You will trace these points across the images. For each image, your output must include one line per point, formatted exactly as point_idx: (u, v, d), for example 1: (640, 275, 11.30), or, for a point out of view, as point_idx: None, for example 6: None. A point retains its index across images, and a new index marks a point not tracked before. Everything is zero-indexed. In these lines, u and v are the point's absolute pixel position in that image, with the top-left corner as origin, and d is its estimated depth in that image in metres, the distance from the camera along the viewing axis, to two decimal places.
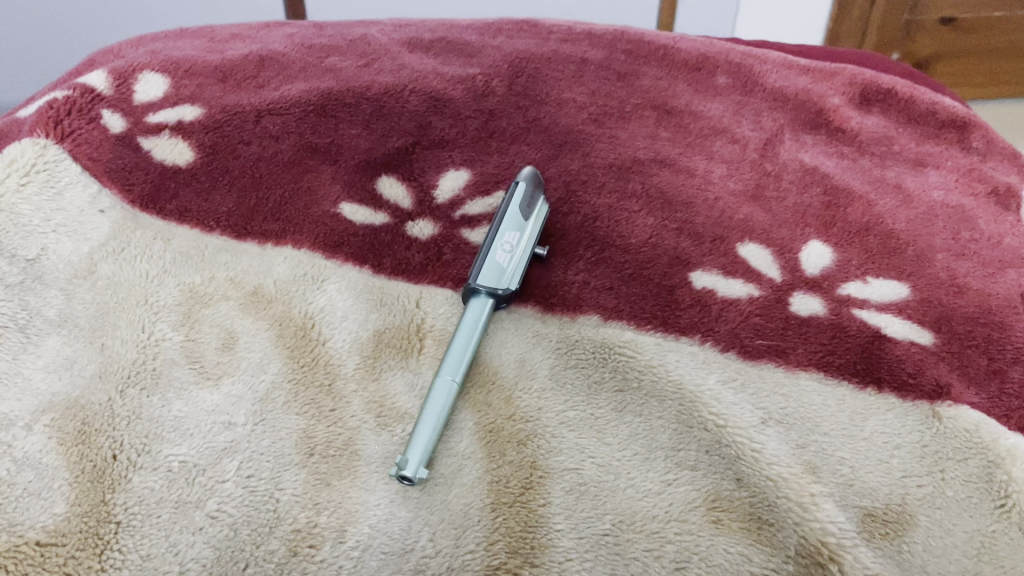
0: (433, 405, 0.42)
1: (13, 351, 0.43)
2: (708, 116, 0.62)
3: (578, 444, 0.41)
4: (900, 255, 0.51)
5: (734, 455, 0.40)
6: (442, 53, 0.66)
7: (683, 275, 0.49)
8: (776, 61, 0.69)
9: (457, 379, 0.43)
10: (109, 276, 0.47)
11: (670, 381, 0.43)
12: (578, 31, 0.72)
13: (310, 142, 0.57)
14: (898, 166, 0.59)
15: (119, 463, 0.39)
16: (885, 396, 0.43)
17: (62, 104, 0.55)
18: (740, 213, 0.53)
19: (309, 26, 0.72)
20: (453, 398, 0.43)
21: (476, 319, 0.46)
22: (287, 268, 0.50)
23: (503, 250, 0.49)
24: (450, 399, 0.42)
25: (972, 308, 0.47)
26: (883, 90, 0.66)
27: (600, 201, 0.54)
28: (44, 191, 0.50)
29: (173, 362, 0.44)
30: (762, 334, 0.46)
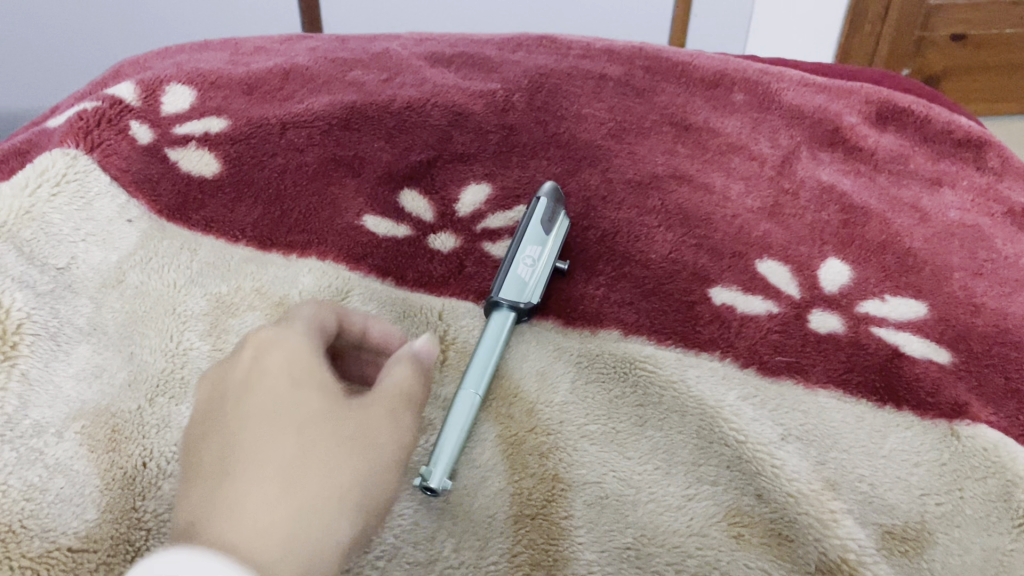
0: (455, 418, 0.42)
1: (44, 358, 0.43)
2: (726, 132, 0.62)
3: (599, 457, 0.42)
4: (918, 273, 0.51)
5: (756, 471, 0.41)
6: (463, 68, 0.67)
7: (702, 291, 0.50)
8: (793, 79, 0.69)
9: (480, 392, 0.43)
10: (137, 285, 0.48)
11: (691, 397, 0.44)
12: (596, 47, 0.72)
13: (334, 154, 0.57)
14: (914, 185, 0.59)
15: (149, 470, 0.40)
16: (904, 414, 0.44)
17: (92, 114, 0.56)
18: (759, 230, 0.54)
19: (330, 40, 0.73)
20: (475, 410, 0.43)
21: (498, 333, 0.47)
22: (312, 280, 0.50)
23: (525, 264, 0.49)
24: (473, 411, 0.43)
25: (989, 327, 0.48)
26: (899, 108, 0.67)
27: (620, 216, 0.55)
28: (74, 201, 0.50)
29: (200, 371, 0.45)
30: (781, 351, 0.46)
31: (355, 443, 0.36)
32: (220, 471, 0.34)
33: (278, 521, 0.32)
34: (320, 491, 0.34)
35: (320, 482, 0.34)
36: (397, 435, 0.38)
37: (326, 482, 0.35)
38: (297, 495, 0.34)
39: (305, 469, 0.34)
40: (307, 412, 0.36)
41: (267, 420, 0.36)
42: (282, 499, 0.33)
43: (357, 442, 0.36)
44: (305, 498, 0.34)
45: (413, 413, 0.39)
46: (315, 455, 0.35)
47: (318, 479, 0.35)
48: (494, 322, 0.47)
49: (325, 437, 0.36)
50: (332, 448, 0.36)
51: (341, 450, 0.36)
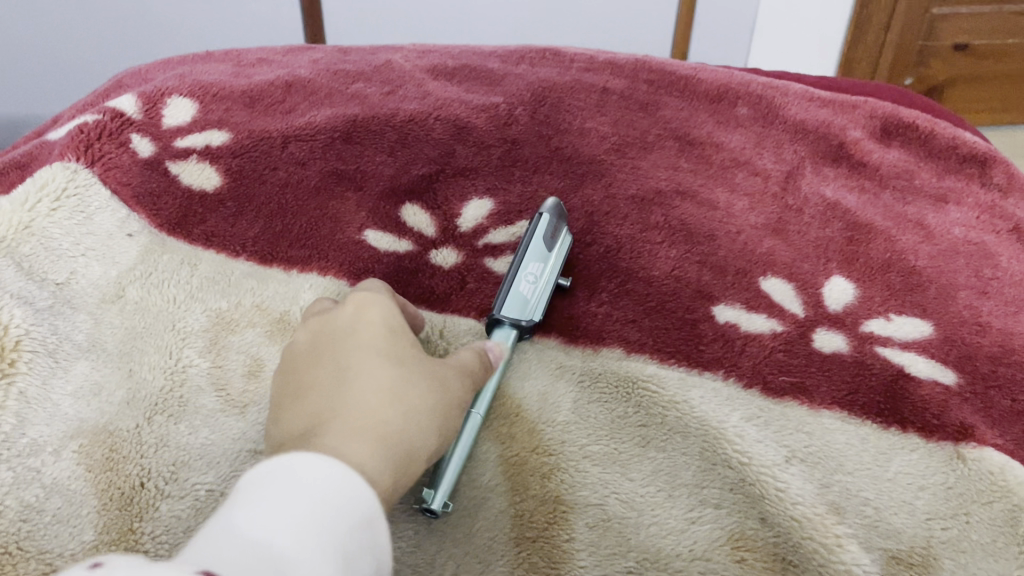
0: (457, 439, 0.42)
1: (42, 375, 0.43)
2: (729, 147, 0.62)
3: (601, 479, 0.42)
4: (923, 292, 0.51)
5: (759, 494, 0.40)
6: (466, 81, 0.67)
7: (706, 309, 0.50)
8: (797, 93, 0.69)
9: (481, 412, 0.43)
10: (137, 301, 0.48)
11: (694, 417, 0.43)
12: (599, 60, 0.72)
13: (336, 168, 0.57)
14: (919, 201, 0.59)
15: (147, 491, 0.40)
16: (909, 436, 0.43)
17: (93, 126, 0.55)
18: (763, 246, 0.53)
19: (333, 51, 0.72)
20: (476, 429, 0.42)
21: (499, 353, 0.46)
22: (313, 296, 0.50)
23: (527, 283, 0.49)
24: (474, 430, 0.42)
25: (995, 347, 0.48)
26: (903, 123, 0.67)
27: (622, 231, 0.54)
28: (74, 216, 0.50)
29: (200, 390, 0.45)
30: (786, 371, 0.46)
31: (447, 375, 0.40)
32: (325, 389, 0.38)
33: (385, 421, 0.36)
34: (419, 404, 0.38)
35: (419, 396, 0.38)
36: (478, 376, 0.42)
37: (429, 398, 0.38)
38: (400, 400, 0.37)
39: (407, 384, 0.38)
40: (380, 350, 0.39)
41: (352, 355, 0.39)
42: (386, 404, 0.37)
43: (448, 379, 0.40)
44: (409, 407, 0.37)
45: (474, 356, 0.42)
46: (415, 378, 0.39)
47: (419, 397, 0.38)
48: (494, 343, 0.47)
49: (425, 365, 0.40)
50: (428, 376, 0.39)
51: (439, 376, 0.40)
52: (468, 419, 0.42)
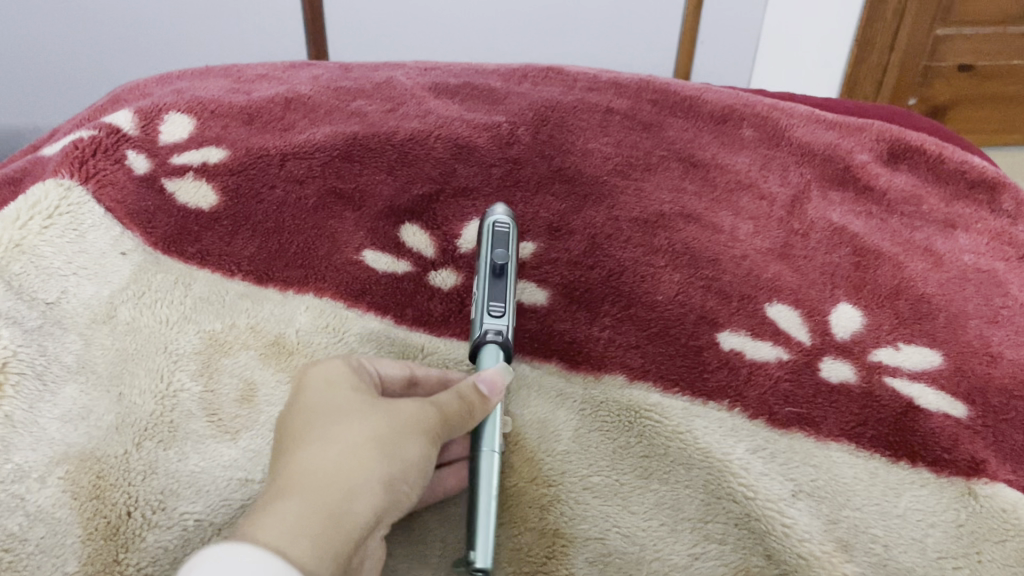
0: (482, 486, 0.40)
1: (29, 398, 0.42)
2: (734, 169, 0.61)
3: (602, 512, 0.41)
4: (933, 321, 0.50)
5: (765, 530, 0.40)
6: (468, 100, 0.66)
7: (711, 335, 0.48)
8: (803, 115, 0.68)
9: (496, 447, 0.41)
10: (128, 321, 0.47)
11: (698, 449, 0.42)
12: (603, 80, 0.71)
13: (335, 187, 0.56)
14: (928, 227, 0.58)
15: (134, 520, 0.39)
16: (919, 470, 0.42)
17: (88, 143, 0.54)
18: (769, 272, 0.52)
19: (334, 68, 0.72)
20: (496, 465, 0.41)
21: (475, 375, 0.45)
22: (309, 318, 0.49)
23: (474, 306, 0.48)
24: (494, 467, 0.41)
25: (1006, 379, 0.47)
26: (911, 147, 0.66)
27: (625, 254, 0.53)
28: (67, 234, 0.49)
29: (190, 415, 0.43)
30: (792, 401, 0.45)
31: (400, 415, 0.40)
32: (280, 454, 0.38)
33: (315, 471, 0.36)
34: (357, 449, 0.37)
35: (359, 440, 0.38)
36: (449, 409, 0.41)
37: (371, 440, 0.38)
38: (334, 450, 0.37)
39: (344, 432, 0.38)
40: (324, 406, 0.39)
41: (298, 415, 0.39)
42: (320, 460, 0.36)
43: (403, 416, 0.39)
44: (344, 453, 0.37)
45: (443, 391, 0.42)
46: (356, 426, 0.38)
47: (359, 441, 0.38)
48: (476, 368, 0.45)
49: (372, 410, 0.39)
50: (374, 419, 0.39)
51: (388, 417, 0.39)
52: (488, 458, 0.40)
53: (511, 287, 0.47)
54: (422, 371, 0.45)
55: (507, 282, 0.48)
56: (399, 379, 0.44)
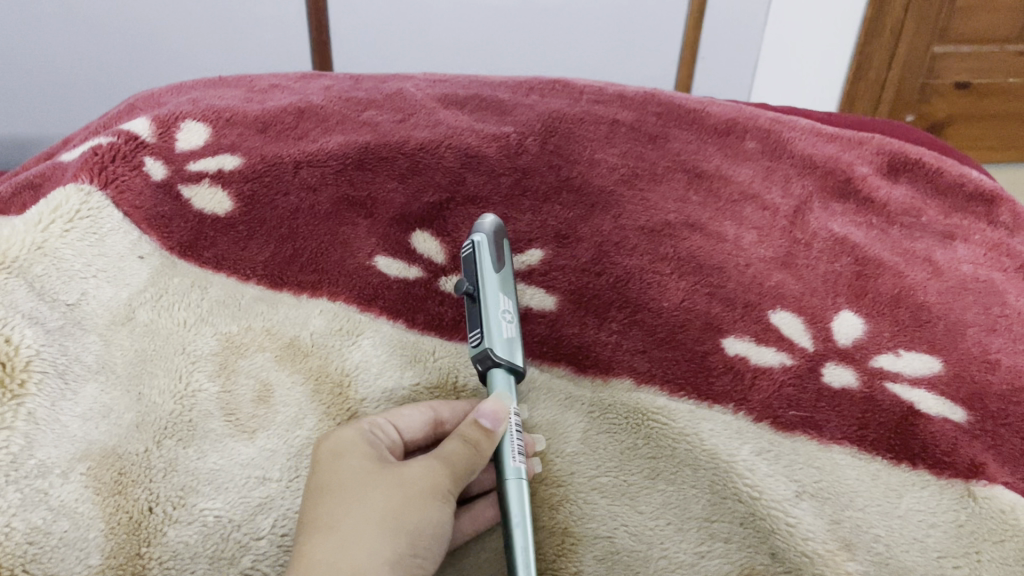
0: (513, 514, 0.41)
1: (51, 397, 0.42)
2: (738, 180, 0.63)
3: (610, 511, 0.43)
4: (932, 328, 0.51)
5: (769, 529, 0.41)
6: (477, 111, 0.67)
7: (716, 341, 0.49)
8: (805, 129, 0.70)
9: (521, 474, 0.42)
10: (147, 323, 0.48)
11: (704, 450, 0.44)
12: (609, 93, 0.73)
13: (347, 194, 0.57)
14: (927, 238, 0.60)
15: (155, 516, 0.41)
16: (920, 473, 0.44)
17: (107, 149, 0.55)
18: (772, 280, 0.53)
19: (345, 79, 0.73)
20: (524, 491, 0.41)
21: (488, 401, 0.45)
22: (323, 321, 0.50)
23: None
24: (523, 495, 0.41)
25: (1005, 386, 0.48)
26: (910, 161, 0.67)
27: (631, 261, 0.54)
28: (87, 237, 0.50)
29: (208, 414, 0.45)
30: (795, 405, 0.46)
31: (405, 482, 0.41)
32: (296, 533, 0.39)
33: (329, 558, 0.37)
34: (366, 529, 0.38)
35: (365, 520, 0.39)
36: (456, 459, 0.42)
37: (378, 517, 0.39)
38: (344, 533, 0.38)
39: (351, 513, 0.39)
40: (335, 480, 0.40)
41: (312, 490, 0.40)
42: (330, 545, 0.37)
43: (407, 485, 0.40)
44: (354, 535, 0.38)
45: (455, 443, 0.42)
46: (362, 504, 0.39)
47: (367, 520, 0.39)
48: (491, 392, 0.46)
49: (376, 484, 0.40)
50: (376, 493, 0.40)
51: (391, 487, 0.40)
52: (515, 485, 0.41)
53: (487, 306, 0.47)
54: (443, 411, 0.46)
55: (483, 302, 0.47)
56: (419, 425, 0.45)
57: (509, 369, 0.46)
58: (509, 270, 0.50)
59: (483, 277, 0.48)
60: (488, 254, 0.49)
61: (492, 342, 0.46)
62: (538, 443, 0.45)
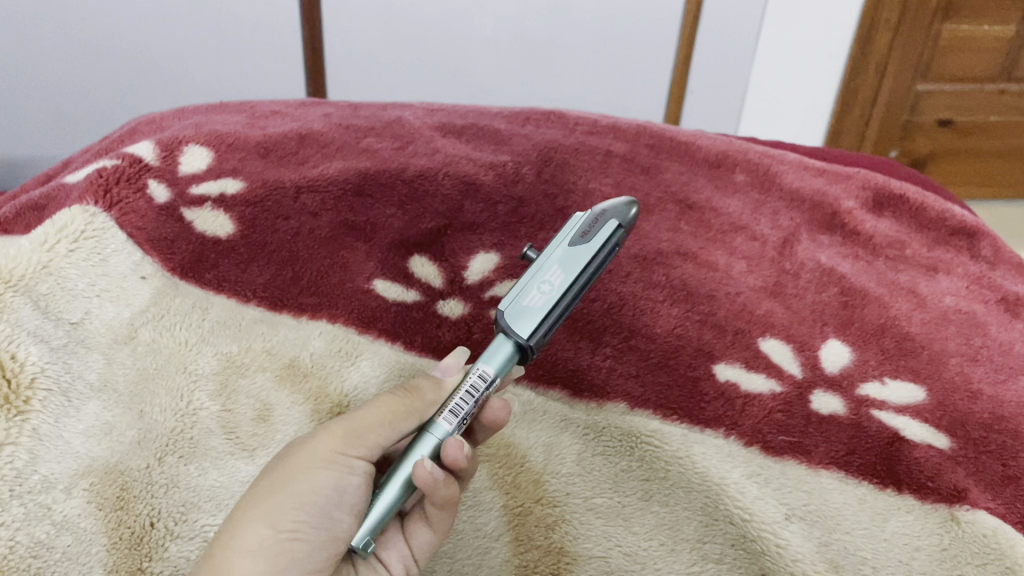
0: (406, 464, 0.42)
1: (55, 413, 0.43)
2: (728, 212, 0.64)
3: (605, 531, 0.46)
4: (916, 357, 0.52)
5: (760, 550, 0.44)
6: (474, 140, 0.68)
7: (707, 366, 0.50)
8: (792, 163, 0.72)
9: (440, 435, 0.42)
10: (150, 342, 0.48)
11: (697, 473, 0.46)
12: (603, 125, 0.74)
13: (347, 219, 0.57)
14: (911, 270, 0.61)
15: (157, 531, 0.43)
16: (905, 497, 0.45)
17: (112, 172, 0.55)
18: (762, 308, 0.54)
19: (345, 107, 0.74)
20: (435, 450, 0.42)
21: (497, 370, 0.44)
22: (323, 342, 0.51)
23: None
24: (426, 451, 0.42)
25: (986, 414, 0.49)
26: (894, 195, 0.69)
27: (625, 288, 0.54)
28: (91, 258, 0.49)
29: (210, 432, 0.47)
30: (785, 431, 0.47)
31: (310, 449, 0.43)
32: None
33: (220, 542, 0.40)
34: (259, 502, 0.42)
35: (259, 494, 0.42)
36: (360, 423, 0.43)
37: (275, 492, 0.42)
38: (242, 511, 0.41)
39: (252, 492, 0.42)
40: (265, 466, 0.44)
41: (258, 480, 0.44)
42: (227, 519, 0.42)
43: (308, 454, 0.43)
44: (247, 514, 0.41)
45: (371, 409, 0.44)
46: (265, 479, 0.42)
47: (264, 498, 0.42)
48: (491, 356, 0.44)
49: (289, 459, 0.43)
50: (281, 468, 0.43)
51: (295, 456, 0.43)
52: (422, 442, 0.42)
53: (531, 270, 0.45)
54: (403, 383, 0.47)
55: (533, 269, 0.46)
56: None
57: (514, 341, 0.43)
58: (600, 251, 0.46)
59: (555, 247, 0.46)
60: (576, 230, 0.47)
61: (508, 305, 0.44)
62: (501, 412, 0.45)
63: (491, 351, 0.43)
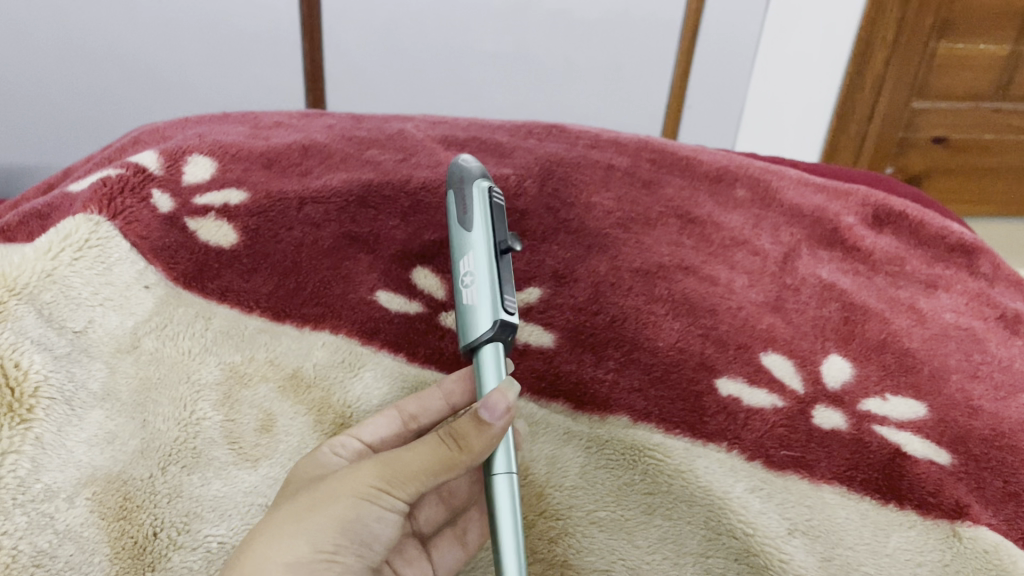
0: (503, 511, 0.42)
1: (58, 422, 0.43)
2: (729, 227, 0.64)
3: (608, 544, 0.46)
4: (917, 373, 0.53)
5: (764, 564, 0.44)
6: (476, 152, 0.69)
7: (709, 381, 0.50)
8: (792, 179, 0.72)
9: (511, 468, 0.43)
10: (153, 351, 0.48)
11: (700, 488, 0.46)
12: (604, 139, 0.75)
13: (350, 231, 0.57)
14: (911, 286, 0.62)
15: (160, 541, 0.43)
16: (907, 513, 0.45)
17: (116, 180, 0.55)
18: (763, 323, 0.55)
19: (347, 118, 0.75)
20: (514, 486, 0.43)
21: (478, 373, 0.45)
22: (326, 353, 0.51)
23: (474, 283, 0.47)
24: (513, 489, 0.43)
25: (986, 430, 0.50)
26: (894, 211, 0.70)
27: (627, 302, 0.54)
28: (95, 266, 0.49)
29: (213, 442, 0.46)
30: (787, 445, 0.48)
31: (353, 476, 0.43)
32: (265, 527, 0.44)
33: (254, 555, 0.40)
34: (297, 519, 0.41)
35: (298, 512, 0.42)
36: (409, 465, 0.42)
37: (315, 513, 0.42)
38: (280, 527, 0.41)
39: (292, 507, 0.42)
40: (298, 484, 0.44)
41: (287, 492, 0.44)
42: (263, 529, 0.41)
43: (350, 482, 0.43)
44: (286, 530, 0.41)
45: (424, 452, 0.42)
46: (306, 497, 0.42)
47: (303, 516, 0.42)
48: (483, 363, 0.45)
49: (329, 483, 0.43)
50: (320, 490, 0.43)
51: (337, 480, 0.43)
52: (501, 483, 0.43)
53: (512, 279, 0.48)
54: (409, 406, 0.48)
55: (511, 277, 0.48)
56: (386, 428, 0.47)
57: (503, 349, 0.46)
58: None
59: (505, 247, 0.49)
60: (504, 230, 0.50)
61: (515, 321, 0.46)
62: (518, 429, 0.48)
63: (493, 363, 0.45)
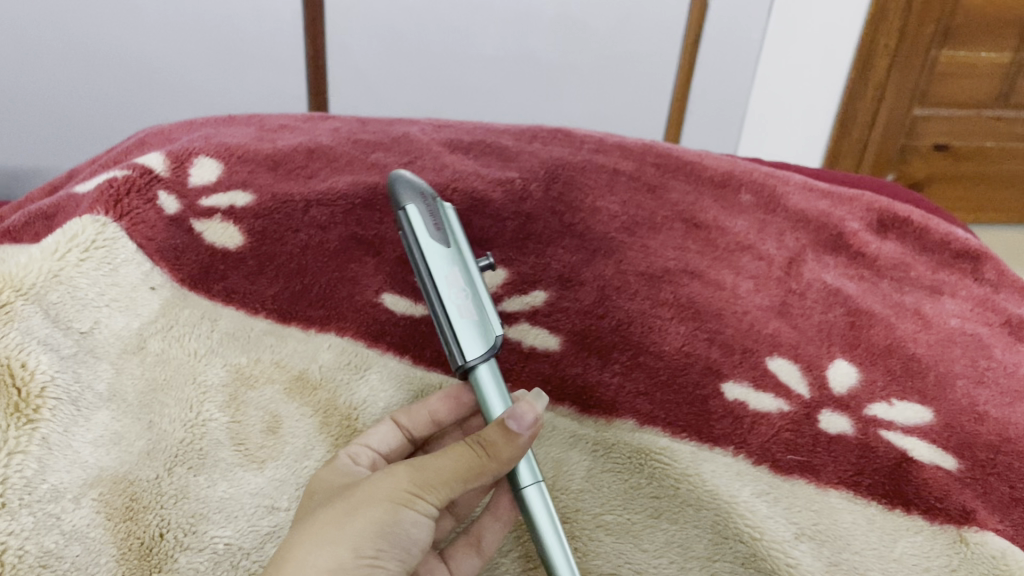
0: (541, 519, 0.43)
1: (64, 422, 0.43)
2: (734, 231, 0.64)
3: (615, 548, 0.45)
4: (922, 378, 0.53)
5: (771, 569, 0.44)
6: (482, 156, 0.69)
7: (715, 385, 0.50)
8: (797, 184, 0.72)
9: (537, 478, 0.44)
10: (158, 353, 0.48)
11: (706, 492, 0.46)
12: (609, 143, 0.75)
13: (356, 233, 0.57)
14: (916, 292, 0.62)
15: (166, 542, 0.43)
16: (914, 519, 0.45)
17: (122, 180, 0.54)
18: (768, 327, 0.55)
19: (352, 121, 0.75)
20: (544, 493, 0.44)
21: (479, 396, 0.45)
22: (332, 355, 0.51)
23: (468, 302, 0.46)
24: (545, 496, 0.44)
25: (993, 436, 0.50)
26: (898, 217, 0.70)
27: (633, 306, 0.54)
28: (101, 267, 0.49)
29: (219, 443, 0.46)
30: (794, 449, 0.48)
31: (386, 483, 0.43)
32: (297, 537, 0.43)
33: (297, 560, 0.39)
34: (335, 524, 0.41)
35: (335, 517, 0.41)
36: (440, 470, 0.43)
37: (354, 518, 0.42)
38: (318, 532, 0.41)
39: (330, 513, 0.42)
40: (327, 493, 0.44)
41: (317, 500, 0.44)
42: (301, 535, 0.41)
43: (382, 488, 0.43)
44: (327, 536, 0.41)
45: (453, 459, 0.43)
46: (342, 502, 0.42)
47: (341, 520, 0.41)
48: (488, 384, 0.45)
49: (360, 490, 0.43)
50: (353, 496, 0.43)
51: (370, 487, 0.43)
52: (533, 492, 0.43)
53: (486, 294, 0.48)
54: (405, 416, 0.49)
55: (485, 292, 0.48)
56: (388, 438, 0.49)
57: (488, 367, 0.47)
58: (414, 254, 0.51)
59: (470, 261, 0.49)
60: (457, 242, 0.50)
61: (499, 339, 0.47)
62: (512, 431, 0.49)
63: (495, 386, 0.45)
